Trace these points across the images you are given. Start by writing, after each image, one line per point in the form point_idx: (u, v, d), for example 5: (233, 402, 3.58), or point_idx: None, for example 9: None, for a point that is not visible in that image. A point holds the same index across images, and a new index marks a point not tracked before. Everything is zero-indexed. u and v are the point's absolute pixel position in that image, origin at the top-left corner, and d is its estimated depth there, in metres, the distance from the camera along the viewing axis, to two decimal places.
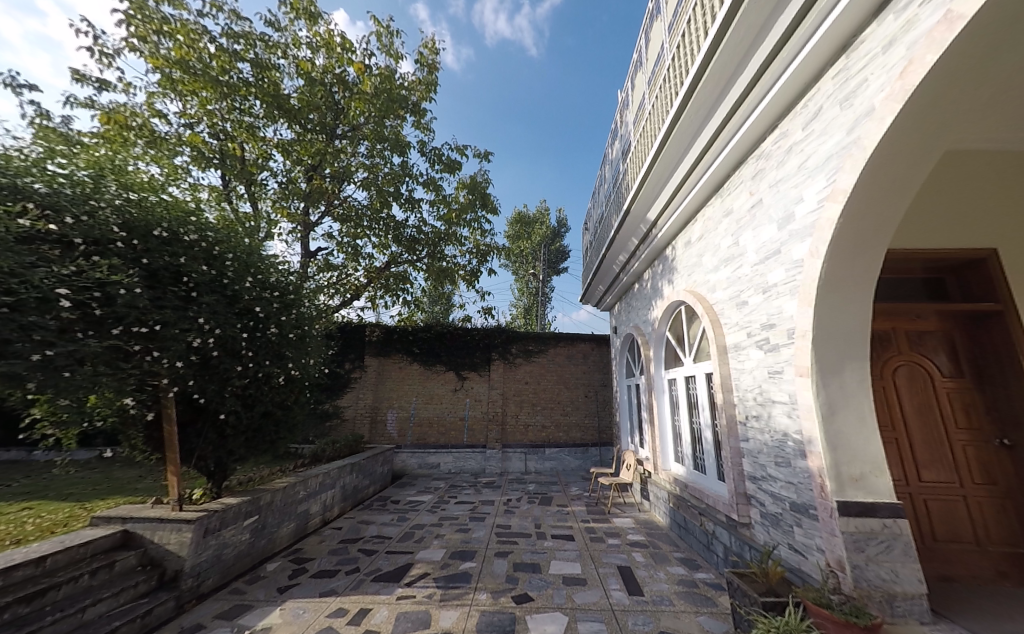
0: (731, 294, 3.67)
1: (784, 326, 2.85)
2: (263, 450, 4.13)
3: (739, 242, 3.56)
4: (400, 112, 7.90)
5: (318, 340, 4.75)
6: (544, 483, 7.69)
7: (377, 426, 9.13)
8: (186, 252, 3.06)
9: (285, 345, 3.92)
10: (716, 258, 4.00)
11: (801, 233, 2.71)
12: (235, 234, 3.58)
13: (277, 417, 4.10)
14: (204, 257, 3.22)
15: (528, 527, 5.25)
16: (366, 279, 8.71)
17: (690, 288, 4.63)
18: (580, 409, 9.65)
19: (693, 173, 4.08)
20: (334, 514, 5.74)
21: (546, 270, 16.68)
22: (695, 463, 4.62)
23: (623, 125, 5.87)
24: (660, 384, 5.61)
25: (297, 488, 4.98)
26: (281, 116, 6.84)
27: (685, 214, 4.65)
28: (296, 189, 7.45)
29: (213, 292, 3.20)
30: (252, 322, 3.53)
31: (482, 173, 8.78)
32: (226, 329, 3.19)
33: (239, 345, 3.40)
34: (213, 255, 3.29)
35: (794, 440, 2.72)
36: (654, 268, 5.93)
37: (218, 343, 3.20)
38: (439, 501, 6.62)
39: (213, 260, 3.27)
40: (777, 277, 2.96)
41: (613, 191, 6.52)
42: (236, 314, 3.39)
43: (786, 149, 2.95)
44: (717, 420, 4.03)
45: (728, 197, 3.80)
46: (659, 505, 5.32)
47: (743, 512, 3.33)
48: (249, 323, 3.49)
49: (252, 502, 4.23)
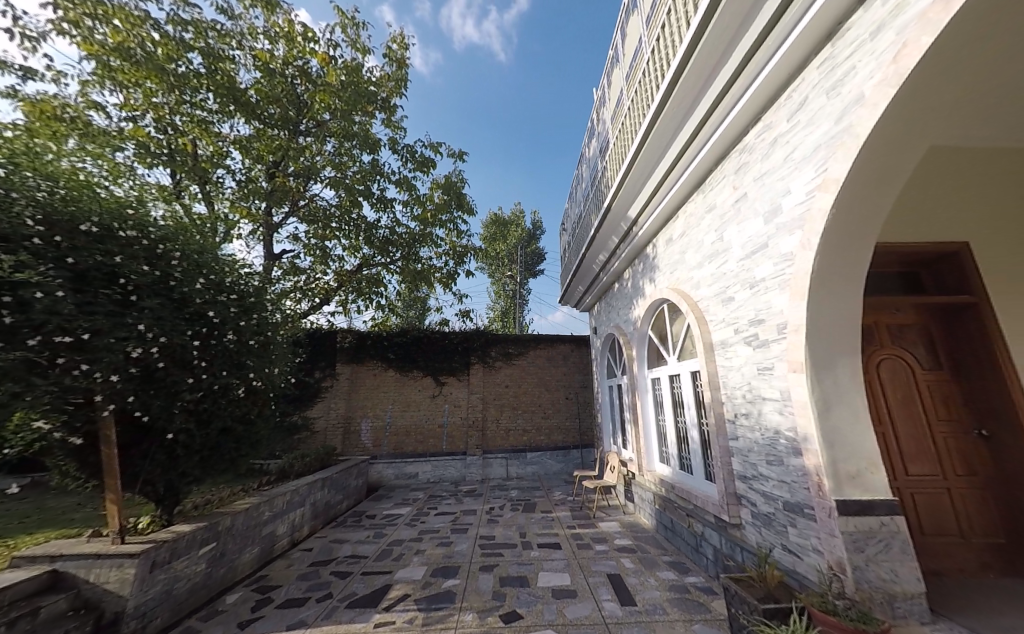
0: (716, 290, 3.66)
1: (774, 321, 2.83)
2: (221, 470, 3.74)
3: (723, 238, 3.54)
4: (369, 108, 7.56)
5: (284, 348, 4.38)
6: (527, 489, 7.51)
7: (350, 437, 8.68)
8: (122, 251, 2.68)
9: (246, 352, 3.56)
10: (700, 254, 3.98)
11: (789, 225, 2.68)
12: (184, 231, 3.23)
13: (239, 433, 3.73)
14: (145, 256, 2.84)
15: (513, 537, 5.05)
16: (336, 282, 8.27)
17: (673, 285, 4.60)
18: (561, 411, 9.55)
19: (675, 169, 4.05)
20: (303, 534, 5.33)
21: (522, 272, 16.59)
22: (681, 463, 4.56)
23: (600, 122, 5.82)
24: (643, 383, 5.56)
25: (262, 508, 4.58)
26: (234, 107, 6.52)
27: (666, 212, 4.61)
28: (257, 187, 6.98)
29: (157, 296, 2.83)
30: (206, 328, 3.17)
31: (457, 172, 8.55)
32: (172, 337, 2.82)
33: (189, 354, 3.03)
34: (158, 253, 2.92)
35: (788, 438, 2.67)
36: (634, 266, 5.90)
37: (163, 353, 2.83)
38: (418, 514, 6.30)
39: (157, 259, 2.90)
40: (765, 272, 2.93)
41: (592, 190, 6.47)
42: (186, 320, 3.02)
43: (770, 141, 2.92)
44: (704, 418, 3.99)
45: (710, 193, 3.78)
46: (644, 507, 5.24)
47: (734, 513, 3.27)
48: (202, 330, 3.12)
49: (209, 528, 3.83)
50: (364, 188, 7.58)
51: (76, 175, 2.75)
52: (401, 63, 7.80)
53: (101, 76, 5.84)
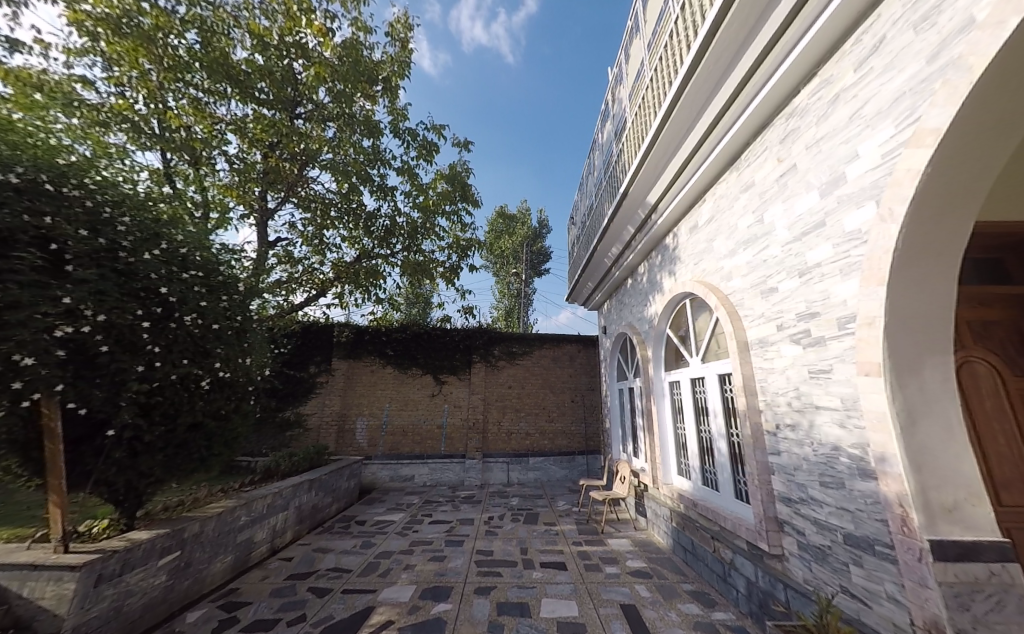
0: (753, 281, 3.20)
1: (834, 314, 2.36)
2: (189, 472, 3.22)
3: (764, 219, 3.05)
4: (369, 89, 7.08)
5: (263, 339, 3.94)
6: (529, 498, 7.01)
7: (344, 437, 8.25)
8: (58, 210, 2.29)
9: (214, 339, 3.15)
10: (733, 241, 3.48)
11: (858, 196, 2.20)
12: (149, 202, 2.88)
13: (210, 428, 3.27)
14: (88, 221, 2.43)
15: (513, 553, 4.55)
16: (333, 274, 7.78)
17: (697, 277, 4.11)
18: (566, 415, 9.04)
19: (703, 145, 3.56)
20: (286, 540, 4.84)
21: (528, 272, 16.12)
22: (705, 478, 4.06)
23: (616, 102, 5.34)
24: (660, 388, 5.06)
25: (237, 513, 4.03)
26: (228, 86, 6.10)
27: (691, 196, 4.12)
28: (254, 170, 6.54)
29: (98, 267, 2.41)
30: (160, 308, 2.75)
31: (462, 162, 8.07)
32: (112, 315, 2.42)
33: (140, 337, 2.61)
34: (103, 218, 2.51)
35: (854, 455, 2.21)
36: (650, 259, 5.42)
37: (104, 334, 2.41)
38: (411, 521, 5.83)
39: (102, 226, 2.48)
40: (822, 255, 2.44)
41: (605, 177, 5.99)
42: (138, 296, 2.61)
43: (830, 98, 2.42)
44: (736, 428, 3.49)
45: (747, 170, 3.30)
46: (658, 523, 4.74)
47: (775, 542, 2.80)
48: (154, 309, 2.70)
49: (172, 535, 3.21)
50: (363, 172, 7.06)
51: (24, 130, 2.44)
52: (405, 44, 7.34)
53: (87, 48, 5.47)
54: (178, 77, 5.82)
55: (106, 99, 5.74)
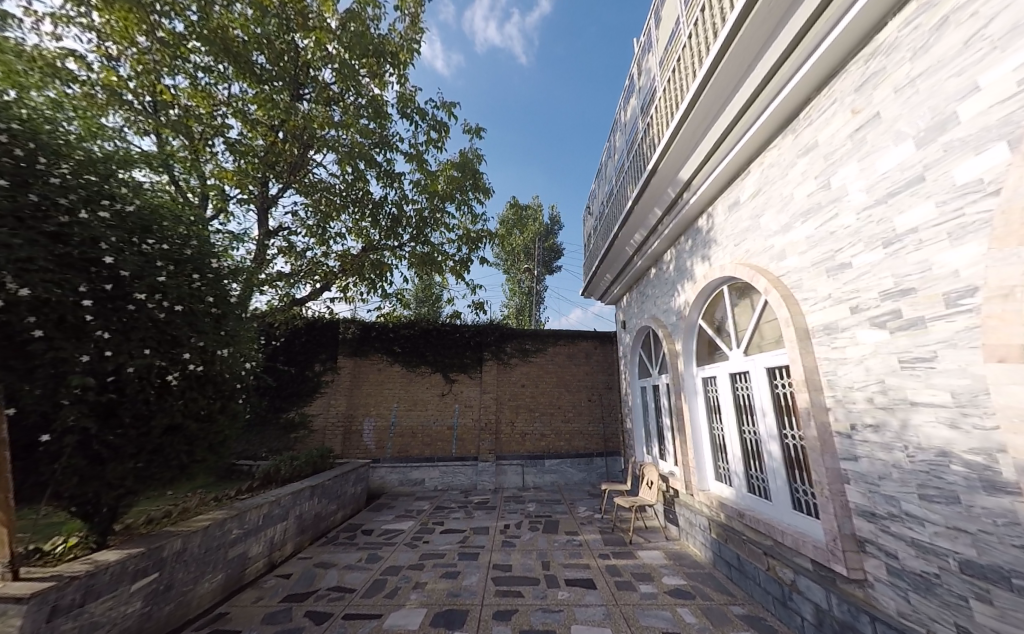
0: (814, 257, 2.76)
1: (938, 288, 1.94)
2: (165, 482, 2.95)
3: (831, 184, 2.64)
4: (375, 64, 6.65)
5: (246, 331, 3.66)
6: (546, 503, 6.59)
7: (351, 438, 7.93)
8: None
9: (183, 324, 2.86)
10: (787, 214, 3.05)
11: (978, 139, 1.80)
12: (104, 154, 2.69)
13: (192, 431, 3.02)
14: (14, 172, 2.18)
15: (534, 568, 4.13)
16: (339, 267, 7.44)
17: (739, 259, 3.67)
18: (583, 415, 8.60)
19: (755, 104, 3.12)
20: (286, 553, 4.50)
21: (539, 269, 15.71)
22: (750, 484, 3.62)
23: (644, 73, 4.91)
24: (691, 384, 4.61)
25: (228, 525, 3.71)
26: (227, 62, 5.71)
27: (733, 166, 3.69)
28: (254, 152, 6.18)
29: (26, 229, 2.15)
30: (111, 285, 2.46)
31: (473, 149, 7.67)
32: (40, 291, 2.11)
33: (83, 319, 2.33)
34: (35, 169, 2.27)
35: (975, 463, 1.78)
36: (679, 244, 5.00)
37: (37, 316, 2.14)
38: (421, 530, 5.46)
39: (32, 178, 2.24)
40: (920, 217, 2.04)
41: (628, 158, 5.57)
42: (81, 269, 2.35)
43: (932, 25, 2.00)
44: (792, 429, 3.04)
45: (809, 130, 2.86)
46: (693, 534, 4.30)
47: (854, 565, 2.36)
48: (101, 286, 2.41)
49: (149, 554, 2.89)
50: (368, 154, 6.66)
51: None
52: (414, 22, 6.94)
53: (74, 19, 5.15)
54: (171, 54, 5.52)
55: (98, 77, 5.45)
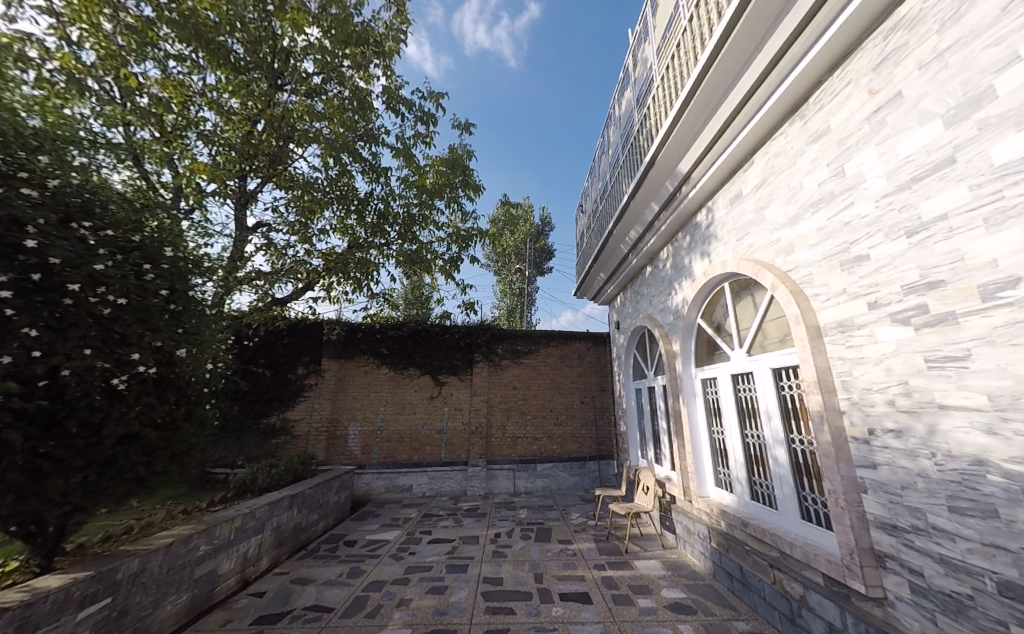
0: (826, 251, 2.59)
1: (974, 279, 1.77)
2: (119, 497, 2.66)
3: (845, 171, 2.47)
4: (360, 52, 6.31)
5: (212, 332, 3.37)
6: (538, 510, 6.37)
7: (336, 443, 7.60)
8: None
9: (133, 320, 2.57)
10: (794, 205, 2.87)
11: (1018, 114, 1.64)
12: (35, 129, 2.40)
13: (150, 439, 2.74)
14: None
15: (526, 581, 3.90)
16: (322, 265, 7.11)
17: (742, 254, 3.50)
18: (576, 418, 8.41)
19: (762, 87, 2.93)
20: (260, 568, 4.19)
21: (531, 270, 15.51)
22: (753, 492, 3.44)
23: (641, 63, 4.74)
24: (690, 386, 4.42)
25: (195, 541, 3.40)
26: (198, 48, 5.35)
27: (736, 156, 3.51)
28: (230, 142, 5.85)
29: None
30: (40, 275, 2.16)
31: (463, 145, 7.42)
32: None
33: (5, 315, 2.02)
34: None
35: (1017, 473, 1.61)
36: (677, 241, 4.81)
37: None
38: (407, 540, 5.19)
39: None
40: (949, 202, 1.87)
41: (624, 153, 5.39)
42: (3, 256, 2.06)
43: None
44: (801, 433, 2.86)
45: (820, 116, 2.70)
46: (692, 542, 4.11)
47: (873, 582, 2.17)
48: (28, 276, 2.12)
49: (100, 578, 2.59)
50: (352, 145, 6.35)
51: None
52: (400, 11, 6.65)
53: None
54: (138, 38, 5.17)
55: (57, 60, 5.07)
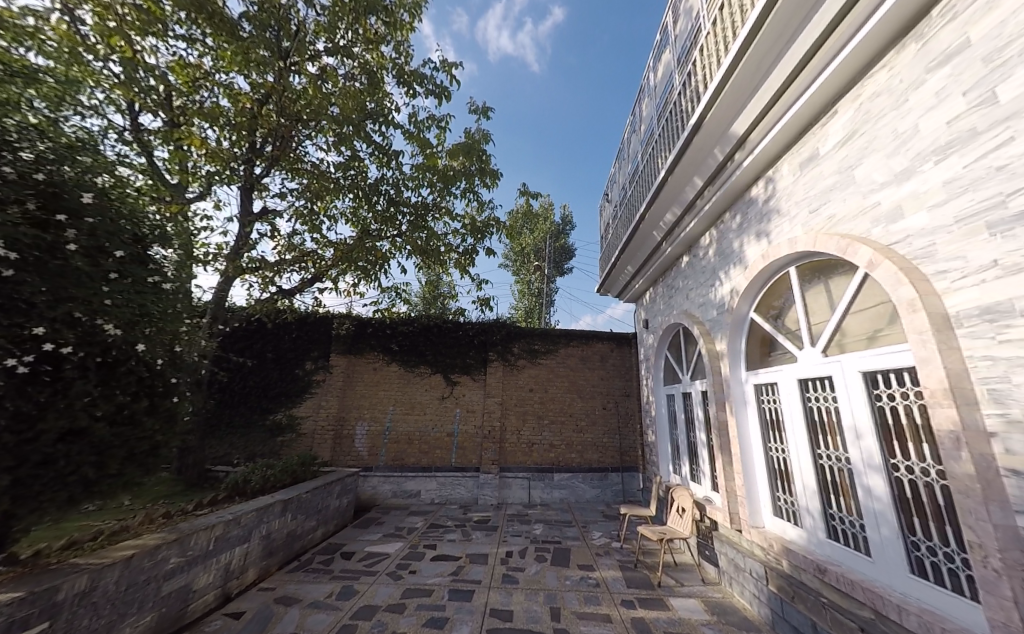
0: (961, 212, 1.88)
1: None
2: (60, 506, 2.16)
3: (997, 97, 1.75)
4: (368, 21, 5.73)
5: (176, 313, 2.87)
6: (555, 526, 5.73)
7: (341, 444, 7.18)
8: None
9: (42, 287, 2.03)
10: (904, 156, 2.17)
11: None
12: None
13: (101, 435, 2.28)
14: None
15: (541, 618, 3.27)
16: (330, 256, 6.67)
17: (818, 229, 2.79)
18: (598, 425, 7.72)
19: (855, 10, 2.22)
20: (245, 582, 3.65)
21: (550, 269, 14.88)
22: (829, 529, 2.74)
23: (683, 15, 4.05)
24: (740, 393, 3.73)
25: (165, 553, 2.85)
26: (200, 18, 4.81)
27: (810, 110, 2.81)
28: (233, 119, 5.30)
29: None
30: None
31: (480, 129, 6.80)
32: None
33: None
34: None
35: None
36: (725, 221, 4.09)
37: None
38: (408, 555, 4.64)
39: None
40: None
41: (659, 125, 4.71)
42: None
43: None
44: (910, 460, 2.18)
45: (950, 29, 1.96)
46: (744, 582, 3.39)
47: None
48: None
49: (33, 600, 2.01)
50: (361, 124, 5.82)
51: None
52: None
53: None
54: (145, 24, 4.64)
55: None
